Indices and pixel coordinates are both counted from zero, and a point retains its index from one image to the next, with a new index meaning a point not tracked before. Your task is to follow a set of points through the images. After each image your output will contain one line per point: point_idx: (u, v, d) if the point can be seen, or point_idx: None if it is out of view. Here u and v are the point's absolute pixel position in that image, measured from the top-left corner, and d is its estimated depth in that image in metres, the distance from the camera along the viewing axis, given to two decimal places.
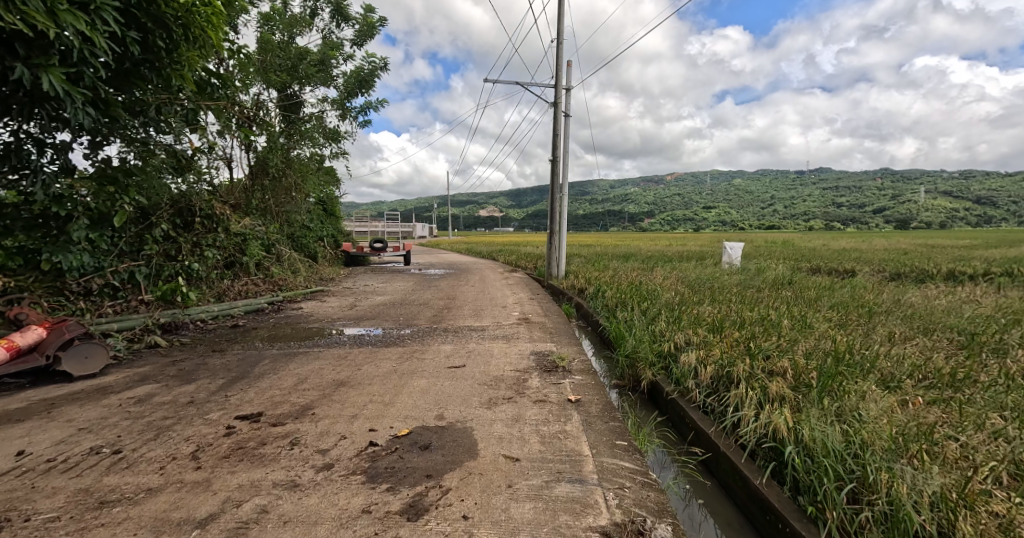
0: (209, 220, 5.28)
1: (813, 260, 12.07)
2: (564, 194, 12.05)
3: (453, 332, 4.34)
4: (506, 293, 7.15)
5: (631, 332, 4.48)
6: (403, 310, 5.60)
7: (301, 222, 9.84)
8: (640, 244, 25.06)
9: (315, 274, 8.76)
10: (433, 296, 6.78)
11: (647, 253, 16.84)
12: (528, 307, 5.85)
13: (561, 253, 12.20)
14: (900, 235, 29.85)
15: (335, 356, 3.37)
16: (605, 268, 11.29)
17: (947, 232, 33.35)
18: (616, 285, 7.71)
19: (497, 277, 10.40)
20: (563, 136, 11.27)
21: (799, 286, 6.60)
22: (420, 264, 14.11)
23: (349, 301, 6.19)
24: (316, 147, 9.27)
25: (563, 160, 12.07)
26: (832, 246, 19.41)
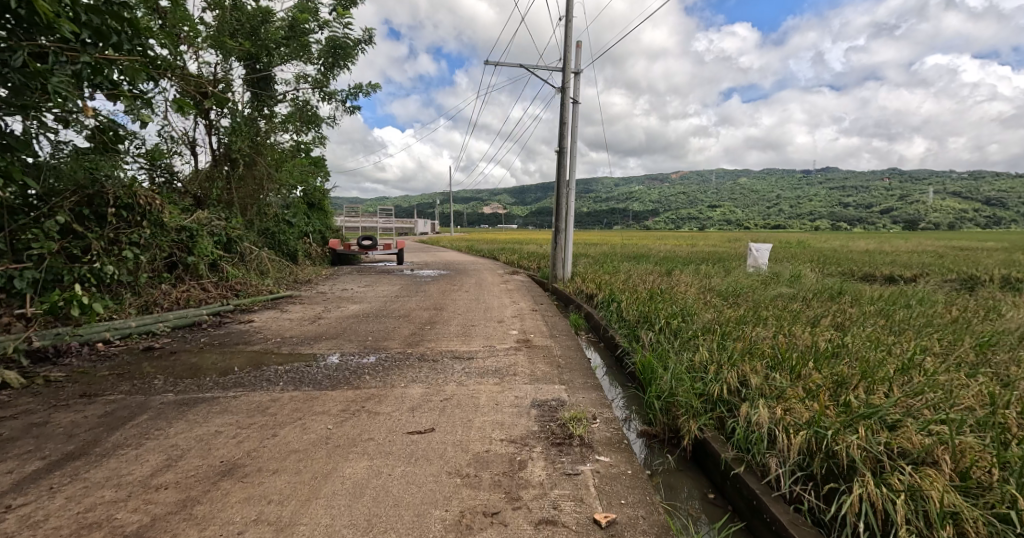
0: (131, 210, 4.27)
1: (843, 263, 11.06)
2: (572, 190, 11.04)
3: (429, 362, 3.35)
4: (504, 302, 6.15)
5: (662, 363, 3.47)
6: (377, 325, 4.61)
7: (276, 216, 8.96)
8: (649, 244, 24.10)
9: (290, 276, 7.78)
10: (418, 305, 5.80)
11: (658, 253, 15.92)
12: (528, 321, 4.85)
13: (567, 253, 11.24)
14: (918, 236, 28.76)
15: (251, 407, 2.37)
16: (617, 270, 10.31)
17: (964, 234, 32.23)
18: (631, 293, 6.68)
19: (496, 280, 9.41)
20: (570, 127, 10.29)
21: (850, 297, 5.61)
22: (416, 264, 13.18)
23: (316, 312, 5.19)
24: (290, 130, 8.39)
25: (571, 152, 11.06)
26: (854, 248, 18.38)
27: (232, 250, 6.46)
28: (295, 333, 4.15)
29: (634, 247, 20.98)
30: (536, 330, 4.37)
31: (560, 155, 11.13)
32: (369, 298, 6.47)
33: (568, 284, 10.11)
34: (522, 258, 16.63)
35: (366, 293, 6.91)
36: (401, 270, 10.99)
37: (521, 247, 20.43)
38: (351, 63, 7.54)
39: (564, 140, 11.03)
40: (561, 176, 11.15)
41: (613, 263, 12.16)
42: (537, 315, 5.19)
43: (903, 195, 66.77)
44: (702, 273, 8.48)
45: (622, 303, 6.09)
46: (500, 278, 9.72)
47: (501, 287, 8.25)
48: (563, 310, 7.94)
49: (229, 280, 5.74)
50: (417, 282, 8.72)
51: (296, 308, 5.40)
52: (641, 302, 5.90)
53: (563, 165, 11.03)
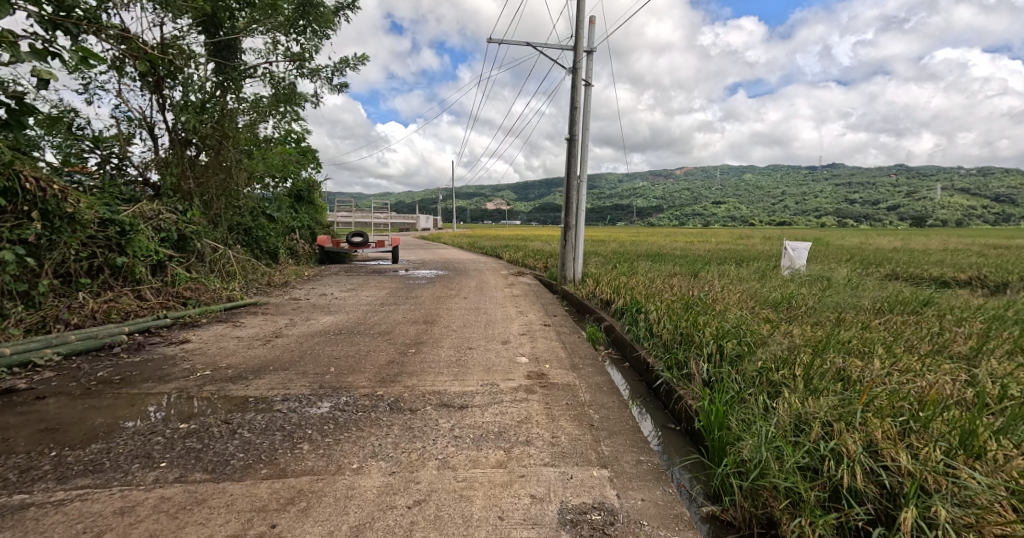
0: (15, 197, 3.27)
1: (883, 263, 10.00)
2: (583, 184, 10.05)
3: (407, 414, 2.37)
4: (510, 313, 5.16)
5: (735, 414, 2.46)
6: (349, 347, 3.62)
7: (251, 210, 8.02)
8: (659, 241, 23.06)
9: (263, 279, 6.80)
10: (405, 318, 4.81)
11: (673, 252, 14.93)
12: (540, 342, 3.86)
13: (577, 251, 10.33)
14: (937, 234, 27.68)
15: (74, 529, 1.37)
16: (634, 272, 9.33)
17: (986, 232, 30.95)
18: (661, 302, 5.67)
19: (501, 282, 8.41)
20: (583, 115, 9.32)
21: (932, 311, 4.59)
22: (412, 262, 12.24)
23: (277, 327, 4.20)
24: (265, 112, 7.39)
25: (582, 140, 10.13)
26: (880, 246, 17.29)
27: (186, 250, 5.46)
28: (236, 359, 3.16)
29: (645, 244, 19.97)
30: (552, 357, 3.38)
31: (570, 143, 10.21)
32: (351, 306, 5.48)
33: (580, 288, 9.10)
34: (527, 256, 15.65)
35: (348, 299, 5.93)
36: (394, 271, 10.00)
37: (525, 245, 19.39)
38: (329, 30, 6.50)
39: (574, 126, 10.12)
40: (572, 167, 10.24)
41: (628, 263, 11.16)
42: (550, 333, 4.19)
43: (916, 192, 65.27)
44: (734, 277, 7.46)
45: (652, 315, 5.08)
46: (504, 280, 8.71)
47: (506, 291, 7.25)
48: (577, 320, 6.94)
49: (176, 286, 4.76)
50: (410, 285, 7.74)
51: (255, 320, 4.42)
52: (674, 314, 4.92)
53: (573, 154, 10.12)
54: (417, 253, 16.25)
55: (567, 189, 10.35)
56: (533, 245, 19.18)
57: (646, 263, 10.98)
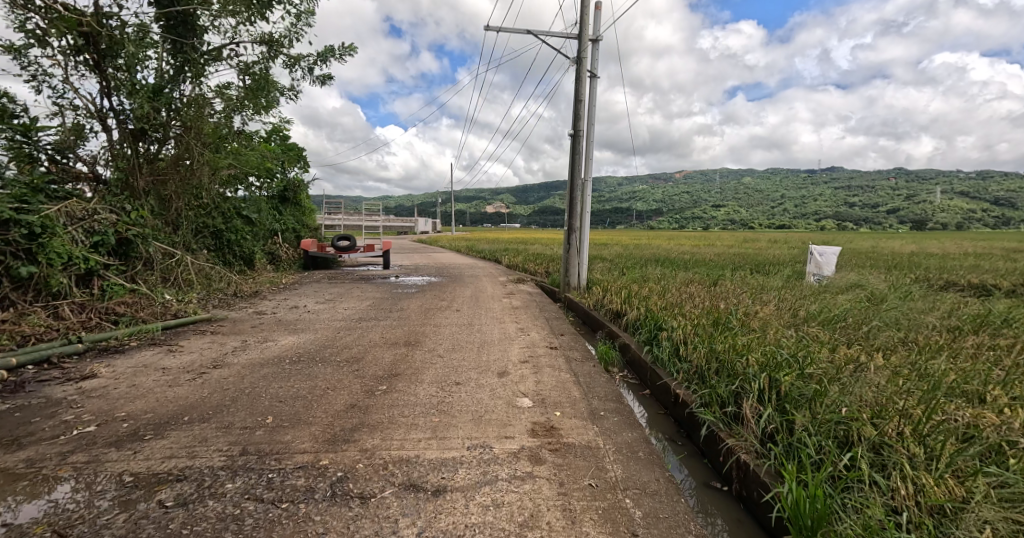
0: None
1: (914, 269, 9.24)
2: (587, 187, 9.46)
3: (353, 506, 1.60)
4: (508, 331, 4.39)
5: (834, 500, 1.69)
6: (301, 383, 2.83)
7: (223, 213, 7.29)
8: (663, 244, 22.32)
9: (230, 289, 6.03)
10: (383, 339, 4.04)
11: (681, 257, 14.19)
12: (545, 374, 3.08)
13: (581, 258, 9.73)
14: (946, 236, 27.05)
15: None
16: (644, 279, 8.59)
17: (995, 235, 30.28)
18: (683, 317, 4.90)
19: (499, 290, 7.65)
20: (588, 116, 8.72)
21: (1014, 331, 3.84)
22: (405, 268, 11.48)
23: (221, 353, 3.42)
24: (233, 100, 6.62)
25: (586, 135, 9.68)
26: (897, 250, 16.50)
27: (129, 257, 4.67)
28: (141, 405, 2.37)
29: (649, 248, 19.24)
30: (562, 399, 2.60)
31: (573, 139, 9.72)
32: (322, 322, 4.70)
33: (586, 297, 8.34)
34: (527, 260, 14.92)
35: (322, 314, 5.15)
36: (383, 278, 9.26)
37: (524, 248, 18.64)
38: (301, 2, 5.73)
39: (578, 122, 9.69)
40: (576, 166, 9.70)
41: (635, 269, 10.40)
42: (557, 360, 3.42)
43: (919, 195, 64.79)
44: (757, 286, 6.71)
45: (675, 334, 4.32)
46: (503, 288, 7.94)
47: (504, 301, 6.48)
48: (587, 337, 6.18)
49: (106, 300, 3.96)
50: (399, 293, 6.99)
51: (198, 343, 3.63)
52: (702, 333, 4.17)
53: (577, 152, 9.65)
54: (411, 258, 15.49)
55: (571, 189, 9.78)
56: (533, 249, 18.43)
57: (655, 269, 10.23)
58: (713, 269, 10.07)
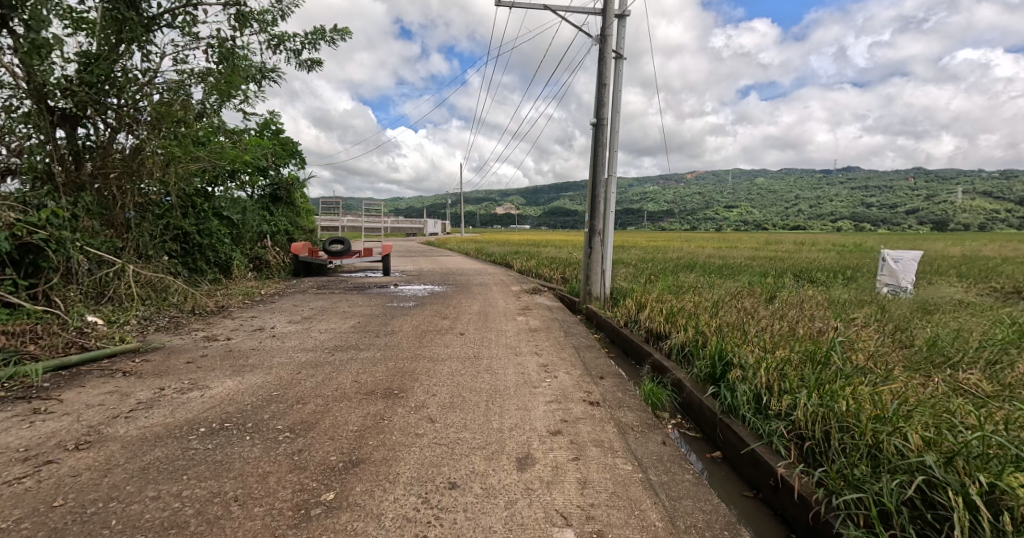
0: None
1: (994, 278, 7.96)
2: (612, 186, 8.48)
3: None
4: (527, 371, 3.29)
5: None
6: (197, 485, 1.72)
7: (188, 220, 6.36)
8: (683, 247, 21.05)
9: (187, 305, 5.01)
10: (358, 384, 2.95)
11: (710, 261, 13.00)
12: (594, 466, 1.96)
13: (605, 265, 8.76)
14: (985, 237, 25.40)
15: None
16: (679, 289, 7.43)
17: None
18: (757, 348, 3.76)
19: (513, 303, 6.57)
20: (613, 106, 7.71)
21: None
22: (407, 275, 10.44)
23: (109, 415, 2.31)
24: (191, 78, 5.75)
25: (610, 125, 8.77)
26: (945, 254, 15.11)
27: (39, 267, 3.69)
28: None
29: (670, 251, 17.99)
30: None
31: (596, 129, 8.78)
32: (287, 354, 3.63)
33: (613, 311, 7.22)
34: (541, 264, 13.80)
35: (292, 340, 4.08)
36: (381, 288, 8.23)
37: (537, 251, 17.54)
38: None
39: (601, 110, 8.78)
40: (599, 159, 8.77)
41: (664, 277, 9.26)
42: (606, 431, 2.31)
43: (944, 195, 62.38)
44: (829, 303, 5.53)
45: (757, 377, 3.17)
46: (517, 301, 6.84)
47: (519, 318, 5.38)
48: (623, 366, 5.06)
49: None
50: (397, 309, 5.94)
51: (88, 394, 2.55)
52: (797, 381, 3.02)
53: (600, 143, 8.69)
54: (416, 262, 14.46)
55: (593, 185, 8.86)
56: (546, 252, 17.31)
57: (689, 278, 9.05)
58: (754, 278, 8.89)
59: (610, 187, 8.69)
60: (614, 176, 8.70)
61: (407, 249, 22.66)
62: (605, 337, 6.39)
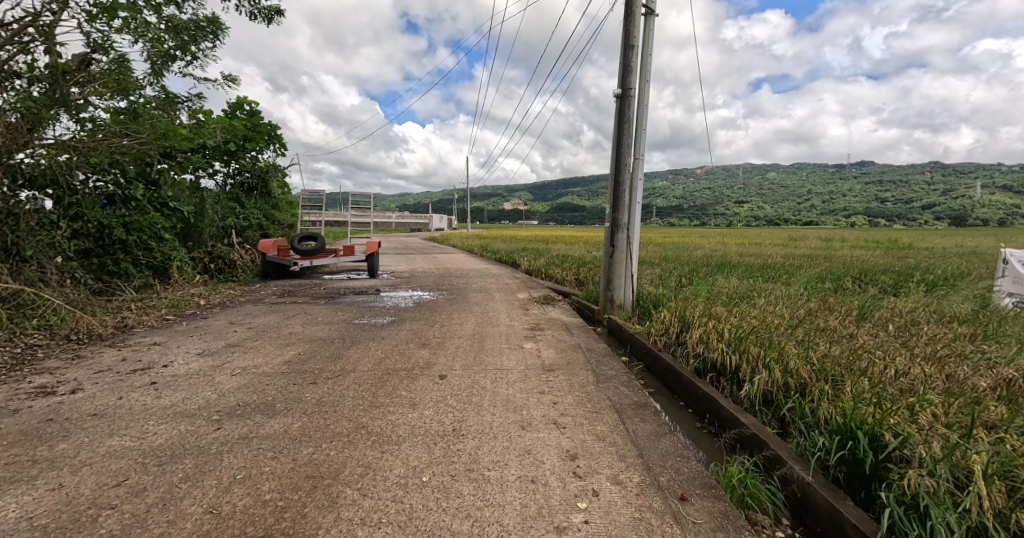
0: None
1: None
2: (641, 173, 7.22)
3: None
4: (541, 474, 1.87)
5: None
6: None
7: (76, 215, 5.02)
8: (703, 244, 19.51)
9: (63, 329, 3.61)
10: (215, 519, 1.54)
11: (744, 261, 11.53)
12: None
13: (631, 268, 7.50)
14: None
15: None
16: (727, 300, 6.01)
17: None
18: (922, 418, 2.30)
19: (519, 319, 5.14)
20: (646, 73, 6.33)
21: None
22: (398, 278, 9.08)
23: None
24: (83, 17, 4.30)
25: (638, 98, 7.48)
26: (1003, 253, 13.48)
27: None
28: None
29: (691, 249, 16.48)
30: None
31: (622, 101, 7.48)
32: (143, 422, 2.21)
33: (646, 328, 5.78)
34: (550, 264, 12.37)
35: (179, 390, 2.67)
36: (362, 295, 6.88)
37: (547, 249, 16.01)
38: None
39: (628, 78, 7.44)
40: (624, 138, 7.49)
41: (701, 285, 7.77)
42: None
43: (969, 190, 59.87)
44: (958, 325, 4.02)
45: (971, 498, 1.73)
46: (524, 315, 5.41)
47: (526, 345, 3.96)
48: (682, 425, 3.61)
49: None
50: (368, 328, 4.54)
51: None
52: None
53: (625, 118, 7.43)
54: (412, 261, 13.10)
55: (616, 169, 7.62)
56: (558, 249, 15.79)
57: (731, 285, 7.54)
58: (810, 283, 7.43)
59: (637, 172, 7.40)
60: (641, 161, 7.46)
61: (407, 246, 21.24)
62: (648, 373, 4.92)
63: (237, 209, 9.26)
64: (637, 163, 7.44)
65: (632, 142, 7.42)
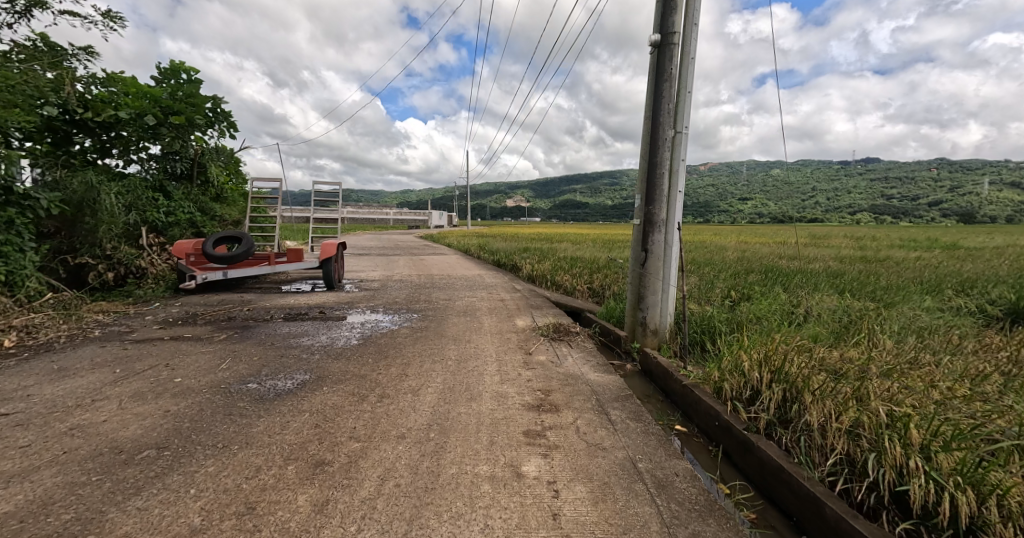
0: None
1: None
2: (685, 149, 5.60)
3: None
4: None
5: None
6: None
7: None
8: (721, 244, 17.58)
9: None
10: None
11: (789, 267, 9.60)
12: None
13: (673, 273, 5.84)
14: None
15: None
16: (822, 337, 4.11)
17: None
18: None
19: (515, 380, 3.14)
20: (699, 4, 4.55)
21: None
22: (364, 291, 7.15)
23: None
24: None
25: (682, 45, 5.68)
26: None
27: None
28: None
29: (712, 250, 14.54)
30: None
31: (661, 52, 5.72)
32: None
33: (711, 382, 3.79)
34: (555, 269, 10.42)
35: None
36: (300, 321, 4.94)
37: (552, 249, 14.02)
38: None
39: (668, 19, 5.64)
40: (662, 102, 5.77)
41: (764, 309, 5.78)
42: None
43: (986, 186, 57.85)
44: None
45: None
46: (524, 369, 3.39)
47: (531, 471, 1.98)
48: None
49: None
50: (247, 407, 2.55)
51: None
52: None
53: (664, 74, 5.69)
54: (394, 265, 11.18)
55: (651, 147, 5.96)
56: (563, 250, 13.77)
57: (806, 310, 5.57)
58: (911, 303, 5.54)
59: (677, 151, 5.73)
60: (685, 132, 5.74)
61: (395, 245, 19.31)
62: (737, 476, 2.91)
63: (159, 202, 7.39)
64: (676, 138, 5.78)
65: (670, 111, 5.75)
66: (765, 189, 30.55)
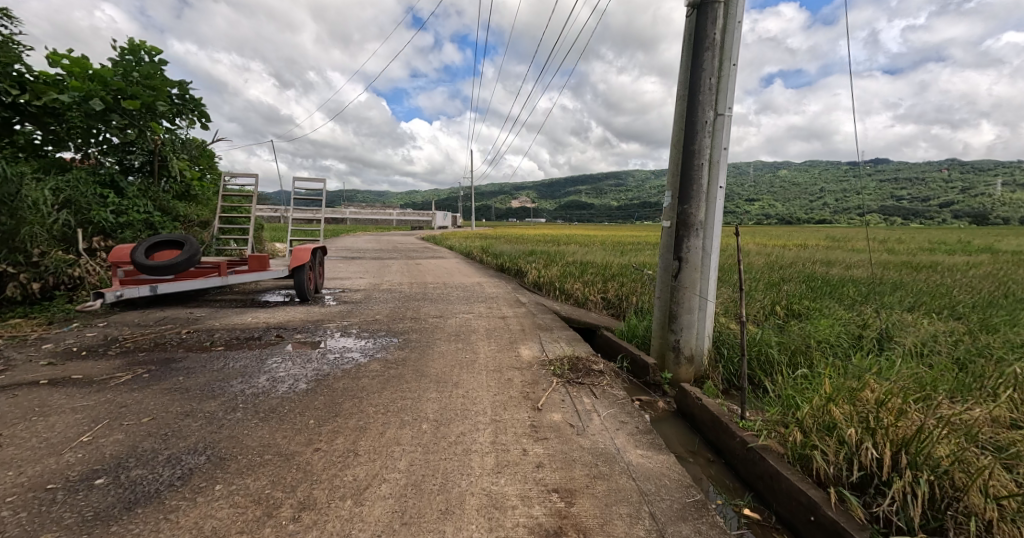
0: None
1: None
2: (726, 135, 4.54)
3: None
4: None
5: None
6: None
7: None
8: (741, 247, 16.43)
9: None
10: None
11: (831, 275, 8.46)
12: None
13: (712, 287, 4.78)
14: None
15: None
16: (938, 383, 3.01)
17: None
18: None
19: (517, 468, 2.08)
20: None
21: None
22: (342, 304, 6.11)
23: None
24: None
25: (727, 6, 4.59)
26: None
27: None
28: None
29: (735, 253, 13.39)
30: None
31: (701, 14, 4.63)
32: None
33: (792, 449, 2.70)
34: (565, 275, 9.36)
35: None
36: (246, 350, 3.91)
37: (561, 253, 12.93)
38: None
39: None
40: (701, 77, 4.69)
41: (828, 333, 4.68)
42: None
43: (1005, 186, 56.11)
44: None
45: None
46: (531, 443, 2.32)
47: None
48: None
49: None
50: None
51: None
52: None
53: (705, 42, 4.61)
54: (386, 270, 10.15)
55: (685, 133, 4.88)
56: (572, 253, 12.60)
57: (882, 337, 4.47)
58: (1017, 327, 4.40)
59: (719, 137, 4.66)
60: (728, 114, 4.67)
61: (394, 247, 18.32)
62: None
63: (109, 199, 6.49)
64: (716, 122, 4.69)
65: (712, 88, 4.64)
66: (780, 189, 29.34)
